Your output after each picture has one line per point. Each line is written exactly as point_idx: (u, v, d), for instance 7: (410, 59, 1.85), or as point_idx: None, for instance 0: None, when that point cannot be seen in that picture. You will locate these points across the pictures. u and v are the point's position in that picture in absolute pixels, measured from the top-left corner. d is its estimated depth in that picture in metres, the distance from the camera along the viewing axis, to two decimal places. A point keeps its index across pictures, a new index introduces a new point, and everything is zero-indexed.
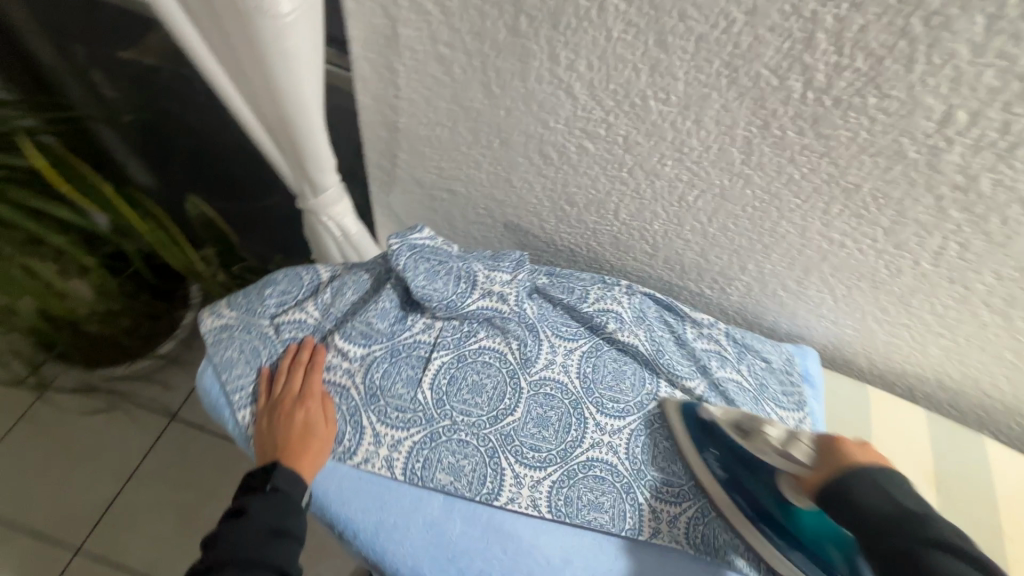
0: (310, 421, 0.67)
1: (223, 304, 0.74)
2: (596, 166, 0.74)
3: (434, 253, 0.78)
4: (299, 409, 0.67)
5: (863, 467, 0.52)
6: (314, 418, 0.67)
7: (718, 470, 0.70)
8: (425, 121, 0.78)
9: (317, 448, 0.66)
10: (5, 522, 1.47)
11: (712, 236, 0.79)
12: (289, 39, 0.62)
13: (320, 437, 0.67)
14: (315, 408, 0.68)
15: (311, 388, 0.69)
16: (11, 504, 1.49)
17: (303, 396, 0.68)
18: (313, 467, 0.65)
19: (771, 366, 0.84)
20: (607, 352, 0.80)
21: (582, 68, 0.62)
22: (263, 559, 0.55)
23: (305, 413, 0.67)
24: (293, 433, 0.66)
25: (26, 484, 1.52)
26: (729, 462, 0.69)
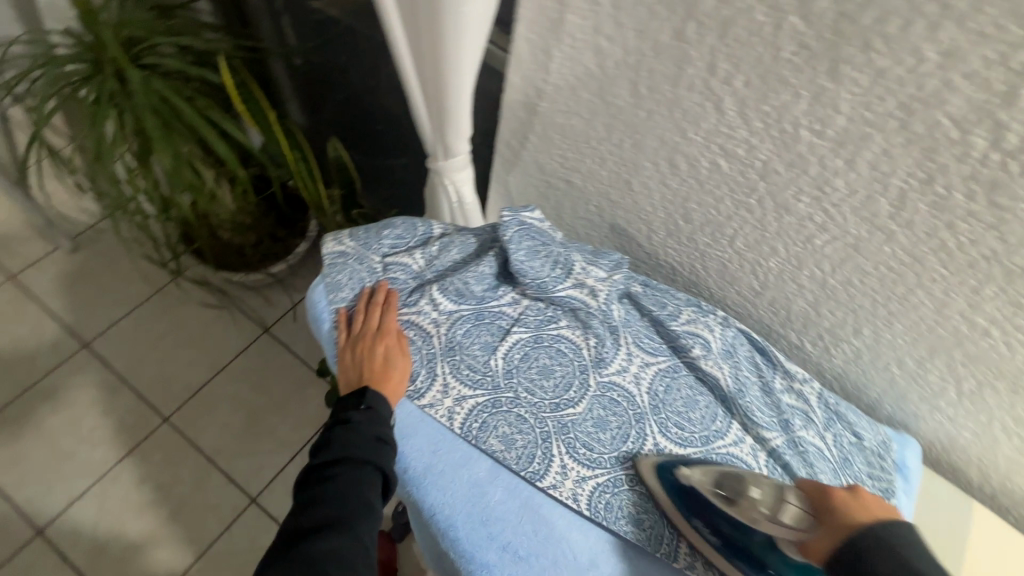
0: (390, 355, 0.72)
1: (345, 233, 0.81)
2: (724, 187, 0.72)
3: (539, 234, 0.79)
4: (378, 342, 0.72)
5: (861, 527, 0.51)
6: (392, 351, 0.72)
7: (711, 536, 0.66)
8: (565, 109, 0.80)
9: (396, 377, 0.71)
10: (119, 378, 1.72)
11: (832, 289, 0.73)
12: (467, 4, 0.67)
13: (398, 367, 0.72)
14: (392, 343, 0.73)
15: (389, 325, 0.74)
16: (126, 364, 1.74)
17: (381, 332, 0.73)
18: (396, 393, 0.70)
19: (861, 444, 0.77)
20: (684, 376, 0.78)
21: (738, 83, 0.60)
22: (366, 461, 0.62)
23: (384, 346, 0.72)
24: (375, 363, 0.71)
25: (141, 350, 1.76)
26: (717, 524, 0.65)
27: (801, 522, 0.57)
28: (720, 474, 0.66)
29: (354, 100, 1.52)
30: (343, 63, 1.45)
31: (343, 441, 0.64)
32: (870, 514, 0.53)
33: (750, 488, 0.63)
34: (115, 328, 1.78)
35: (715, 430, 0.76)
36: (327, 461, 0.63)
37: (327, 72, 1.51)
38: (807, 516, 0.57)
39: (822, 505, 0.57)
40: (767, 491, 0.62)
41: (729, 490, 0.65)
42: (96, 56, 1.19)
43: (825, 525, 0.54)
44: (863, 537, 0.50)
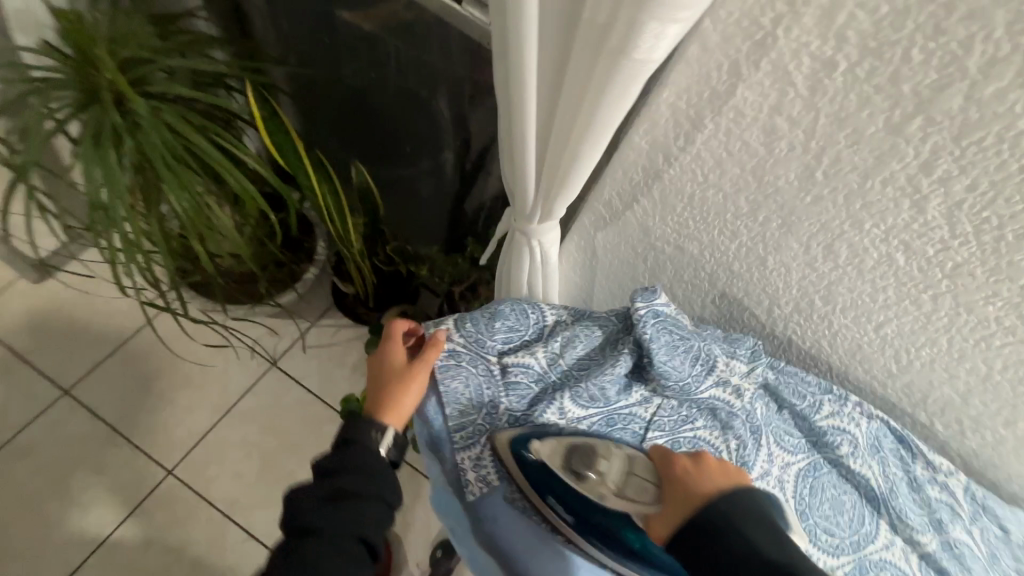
0: (390, 373, 0.66)
1: (450, 324, 0.69)
2: (891, 279, 0.65)
3: (676, 326, 0.70)
4: (379, 359, 0.67)
5: (702, 500, 0.50)
6: (392, 368, 0.66)
7: (569, 516, 0.63)
8: (699, 181, 0.71)
9: (396, 396, 0.64)
10: (109, 427, 1.52)
11: (992, 383, 0.69)
12: (635, 81, 0.53)
13: (399, 384, 0.65)
14: (395, 361, 0.67)
15: (393, 342, 0.68)
16: (117, 410, 1.54)
17: (385, 351, 0.68)
18: (392, 407, 0.64)
19: (1007, 536, 0.74)
20: (828, 474, 0.72)
21: (957, 186, 0.53)
22: (320, 527, 0.56)
23: (387, 364, 0.66)
24: (379, 382, 0.66)
25: (131, 394, 1.56)
26: (573, 502, 0.62)
27: (646, 496, 0.56)
28: (569, 447, 0.60)
29: (377, 120, 1.35)
30: (361, 82, 1.28)
31: (301, 507, 0.58)
32: (711, 483, 0.51)
33: (599, 462, 0.59)
34: (100, 370, 1.57)
35: (866, 535, 0.70)
36: (293, 534, 0.57)
37: (346, 89, 1.33)
38: (651, 487, 0.55)
39: (667, 474, 0.55)
40: (615, 465, 0.58)
41: (580, 465, 0.60)
42: (88, 80, 0.98)
43: (668, 500, 0.53)
44: (710, 519, 0.48)
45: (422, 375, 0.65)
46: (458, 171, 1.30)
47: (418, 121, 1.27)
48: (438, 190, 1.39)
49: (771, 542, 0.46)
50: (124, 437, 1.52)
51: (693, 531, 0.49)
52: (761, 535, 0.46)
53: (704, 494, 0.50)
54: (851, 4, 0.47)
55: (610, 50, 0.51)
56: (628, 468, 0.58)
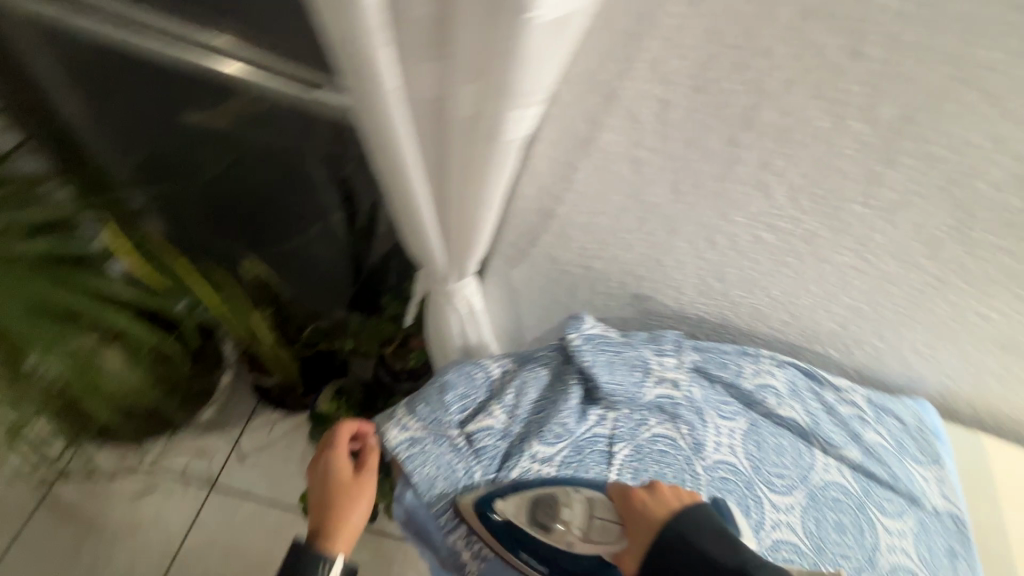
0: (339, 488, 0.69)
1: (405, 412, 0.70)
2: (764, 253, 0.76)
3: (609, 344, 0.77)
4: (328, 477, 0.69)
5: (659, 527, 0.58)
6: (342, 483, 0.69)
7: (539, 565, 0.66)
8: (588, 211, 0.77)
9: (346, 513, 0.68)
10: None
11: (860, 310, 0.83)
12: (515, 152, 0.57)
13: (349, 501, 0.68)
14: (347, 476, 0.70)
15: (342, 453, 0.71)
16: None
17: (332, 463, 0.71)
18: (340, 530, 0.67)
19: (906, 425, 0.89)
20: (765, 426, 0.82)
21: (791, 175, 0.63)
22: None
23: (336, 479, 0.70)
24: (327, 497, 0.69)
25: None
26: (542, 552, 0.65)
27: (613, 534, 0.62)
28: (532, 503, 0.65)
29: (255, 205, 1.29)
30: (226, 169, 1.21)
31: None
32: (664, 510, 0.59)
33: (563, 511, 0.64)
34: (5, 563, 1.35)
35: (807, 466, 0.82)
36: None
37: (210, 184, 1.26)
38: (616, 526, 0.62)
39: (626, 512, 0.61)
40: (576, 511, 0.64)
41: (545, 518, 0.65)
42: None
43: (634, 534, 0.60)
44: (667, 541, 0.56)
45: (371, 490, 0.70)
46: (357, 230, 1.27)
47: (300, 193, 1.23)
48: (339, 256, 1.36)
49: (720, 549, 0.54)
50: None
51: (659, 556, 0.56)
52: (708, 542, 0.55)
53: (660, 521, 0.58)
54: (670, 57, 0.54)
55: (487, 134, 0.53)
56: (590, 512, 0.64)
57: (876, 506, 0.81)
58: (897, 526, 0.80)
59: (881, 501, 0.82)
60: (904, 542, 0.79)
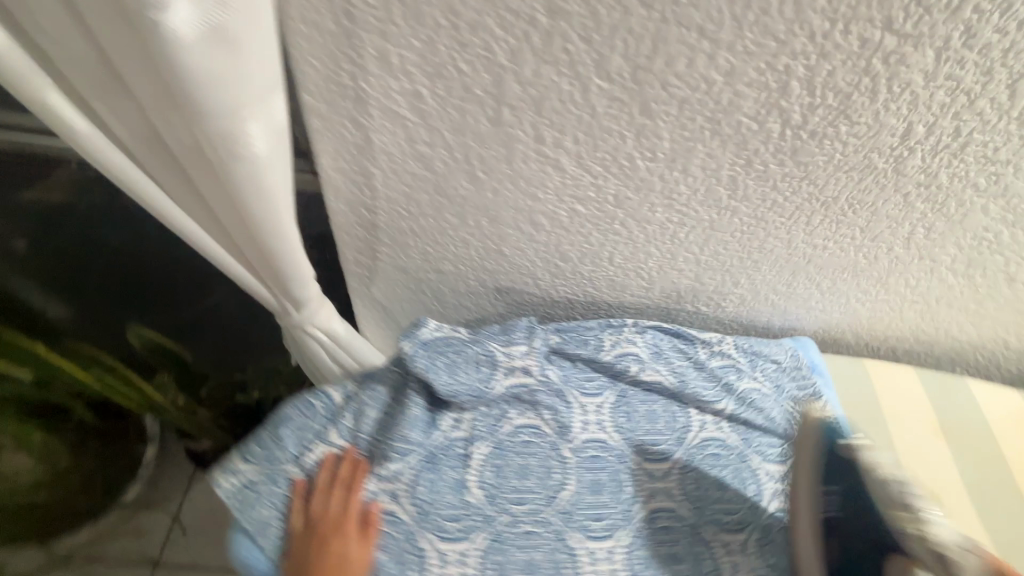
0: (344, 550, 0.63)
1: (237, 459, 0.67)
2: (588, 224, 0.75)
3: (448, 345, 0.74)
4: (337, 527, 0.63)
5: None
6: (349, 547, 0.63)
7: (829, 513, 0.55)
8: (407, 215, 0.76)
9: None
10: None
11: (705, 262, 0.82)
12: (269, 171, 0.56)
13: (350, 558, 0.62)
14: (353, 536, 0.64)
15: (354, 508, 0.65)
16: None
17: (345, 518, 0.64)
18: None
19: (782, 366, 0.88)
20: (634, 394, 0.81)
21: (568, 143, 0.62)
22: None
23: (343, 538, 0.63)
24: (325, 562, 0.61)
25: None
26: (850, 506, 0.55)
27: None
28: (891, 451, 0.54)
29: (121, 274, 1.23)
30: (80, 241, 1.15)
31: None
32: None
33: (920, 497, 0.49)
34: None
35: (682, 427, 0.80)
36: None
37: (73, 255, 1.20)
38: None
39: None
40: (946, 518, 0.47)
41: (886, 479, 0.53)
42: None
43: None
44: None
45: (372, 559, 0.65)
46: None
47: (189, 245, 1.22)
48: (236, 304, 1.32)
49: None
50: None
51: None
52: None
53: None
54: (391, 50, 0.53)
55: (219, 160, 0.52)
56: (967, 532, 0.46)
57: (757, 453, 0.81)
58: (779, 469, 0.80)
59: (762, 447, 0.81)
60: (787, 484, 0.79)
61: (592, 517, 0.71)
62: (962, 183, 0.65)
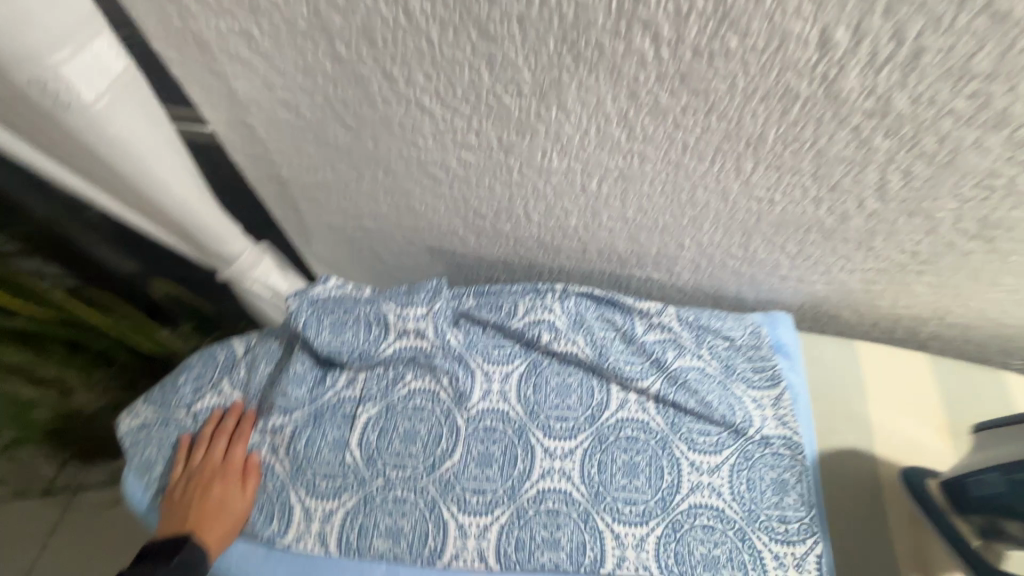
0: (223, 494, 0.64)
1: (139, 402, 0.72)
2: (486, 175, 0.68)
3: (339, 303, 0.73)
4: (221, 469, 0.65)
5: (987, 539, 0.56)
6: (229, 491, 0.64)
7: None
8: (306, 168, 0.74)
9: (227, 525, 0.62)
10: None
11: (634, 220, 0.71)
12: (111, 124, 0.56)
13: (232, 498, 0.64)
14: (234, 482, 0.65)
15: (237, 457, 0.67)
16: None
17: (227, 465, 0.66)
18: (219, 528, 0.62)
19: (736, 344, 0.75)
20: (548, 365, 0.74)
21: (421, 80, 0.55)
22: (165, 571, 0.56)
23: (222, 484, 0.64)
24: (202, 506, 0.62)
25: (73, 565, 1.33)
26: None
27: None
28: None
29: (133, 240, 1.32)
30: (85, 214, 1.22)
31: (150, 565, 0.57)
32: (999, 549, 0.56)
33: None
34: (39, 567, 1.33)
35: (598, 405, 0.72)
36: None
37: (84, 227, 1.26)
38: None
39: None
40: None
41: None
42: None
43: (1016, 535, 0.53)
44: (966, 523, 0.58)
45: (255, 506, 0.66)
46: None
47: None
48: None
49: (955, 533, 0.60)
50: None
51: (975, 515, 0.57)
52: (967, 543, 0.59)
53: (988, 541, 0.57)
54: None
55: (50, 118, 0.53)
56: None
57: (684, 441, 0.70)
58: (710, 462, 0.68)
59: (691, 435, 0.70)
60: (716, 479, 0.67)
61: (473, 491, 0.66)
62: (935, 109, 0.48)
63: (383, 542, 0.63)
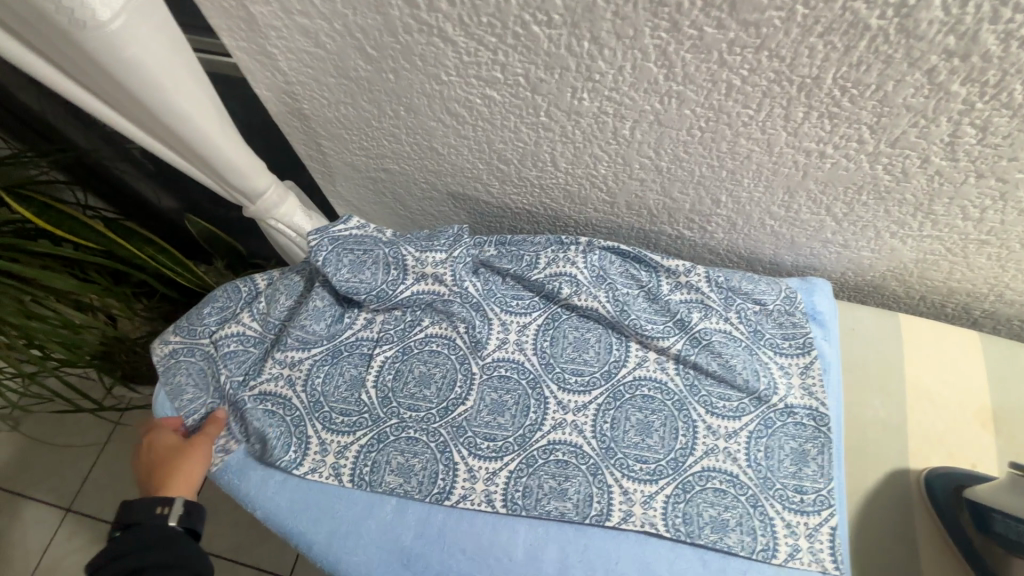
0: (170, 449, 0.65)
1: (168, 330, 0.73)
2: (511, 116, 0.64)
3: (359, 243, 0.72)
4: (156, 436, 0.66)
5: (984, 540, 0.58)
6: (172, 443, 0.65)
7: None
8: (327, 103, 0.71)
9: (180, 467, 0.63)
10: (92, 515, 1.37)
11: (668, 171, 0.66)
12: (127, 48, 0.55)
13: (179, 446, 0.65)
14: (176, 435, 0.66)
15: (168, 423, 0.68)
16: (103, 494, 1.39)
17: (152, 436, 0.66)
18: (179, 471, 0.62)
19: (766, 308, 0.72)
20: (566, 320, 0.72)
21: (444, 6, 0.52)
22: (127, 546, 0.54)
23: (163, 444, 0.65)
24: (151, 467, 0.63)
25: (116, 479, 1.41)
26: None
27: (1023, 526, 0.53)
28: None
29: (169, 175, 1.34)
30: (121, 148, 1.24)
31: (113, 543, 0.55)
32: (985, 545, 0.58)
33: None
34: (88, 477, 1.42)
35: (615, 362, 0.70)
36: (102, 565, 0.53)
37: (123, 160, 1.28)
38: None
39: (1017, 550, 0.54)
40: None
41: None
42: None
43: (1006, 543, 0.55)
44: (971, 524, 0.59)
45: (211, 441, 0.66)
46: None
47: None
48: None
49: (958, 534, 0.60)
50: (56, 505, 1.39)
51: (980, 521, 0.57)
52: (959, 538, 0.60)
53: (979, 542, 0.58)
54: None
55: (66, 35, 0.52)
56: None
57: (701, 404, 0.68)
58: (728, 426, 0.66)
59: (710, 398, 0.68)
60: (733, 445, 0.65)
61: (484, 437, 0.66)
62: None
63: (396, 478, 0.64)
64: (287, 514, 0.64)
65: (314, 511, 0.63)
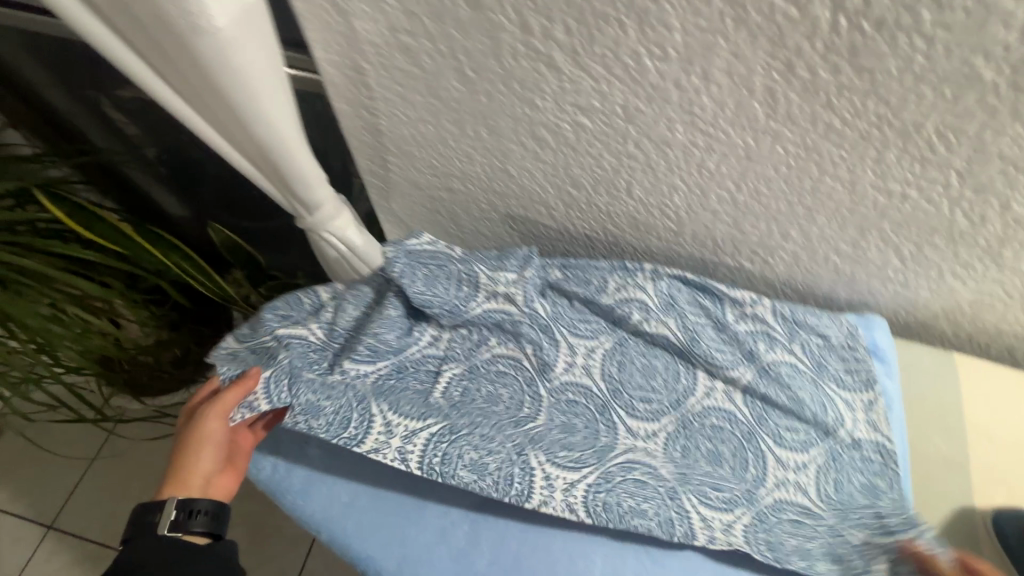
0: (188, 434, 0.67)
1: (229, 336, 0.72)
2: (597, 143, 0.65)
3: (433, 258, 0.71)
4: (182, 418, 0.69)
5: None
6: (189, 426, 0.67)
7: None
8: (406, 120, 0.72)
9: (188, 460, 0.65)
10: (75, 533, 1.30)
11: (744, 205, 0.68)
12: (236, 56, 0.56)
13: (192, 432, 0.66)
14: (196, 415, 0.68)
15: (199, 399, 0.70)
16: (89, 511, 1.32)
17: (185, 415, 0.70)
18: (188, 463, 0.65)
19: (830, 343, 0.71)
20: (633, 346, 0.73)
21: (560, 34, 0.53)
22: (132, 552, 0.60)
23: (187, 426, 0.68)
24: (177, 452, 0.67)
25: (105, 495, 1.34)
26: None
27: None
28: None
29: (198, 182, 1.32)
30: (156, 154, 1.22)
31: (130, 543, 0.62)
32: None
33: None
34: (75, 491, 1.34)
35: (683, 392, 0.70)
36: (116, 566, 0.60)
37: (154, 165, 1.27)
38: None
39: None
40: None
41: None
42: None
43: None
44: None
45: (222, 421, 0.65)
46: None
47: None
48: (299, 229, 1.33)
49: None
50: (38, 521, 1.31)
51: None
52: None
53: None
54: None
55: (182, 36, 0.52)
56: None
57: (770, 437, 0.68)
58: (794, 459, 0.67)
59: (778, 432, 0.68)
60: (802, 477, 0.66)
61: (562, 445, 0.65)
62: None
63: (466, 470, 0.63)
64: (357, 536, 0.64)
65: (384, 536, 0.64)
